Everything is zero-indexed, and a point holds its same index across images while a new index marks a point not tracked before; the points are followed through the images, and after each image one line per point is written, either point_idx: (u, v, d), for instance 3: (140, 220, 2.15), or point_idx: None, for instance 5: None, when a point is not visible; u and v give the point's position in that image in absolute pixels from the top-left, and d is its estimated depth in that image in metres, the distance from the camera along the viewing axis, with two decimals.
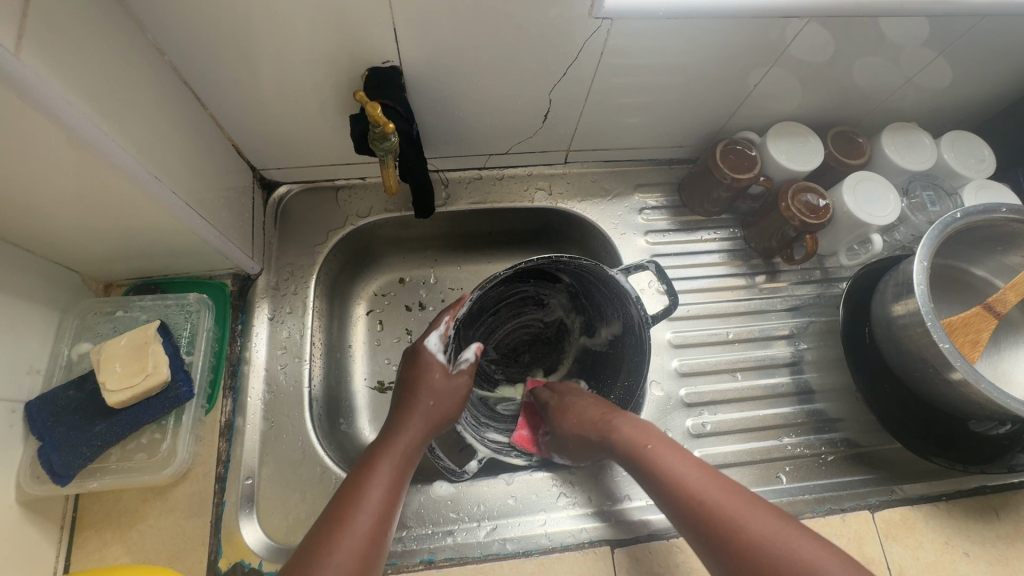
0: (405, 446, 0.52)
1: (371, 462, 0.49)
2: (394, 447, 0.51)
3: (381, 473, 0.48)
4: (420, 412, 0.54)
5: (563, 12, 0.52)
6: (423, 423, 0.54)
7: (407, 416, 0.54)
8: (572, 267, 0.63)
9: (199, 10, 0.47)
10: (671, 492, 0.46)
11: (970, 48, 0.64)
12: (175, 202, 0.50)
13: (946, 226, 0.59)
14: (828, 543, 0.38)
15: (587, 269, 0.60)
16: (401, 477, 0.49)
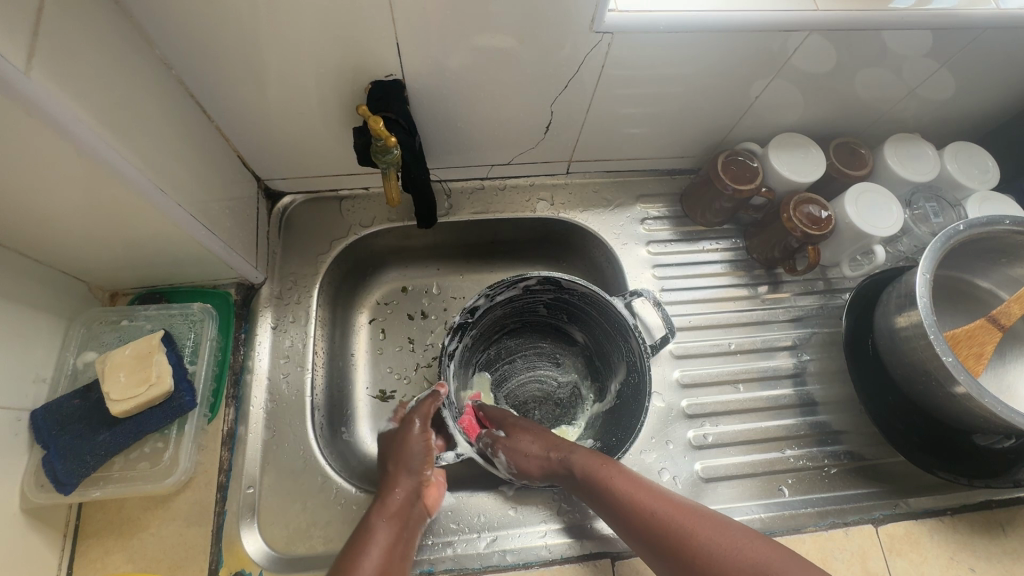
0: (397, 506, 0.53)
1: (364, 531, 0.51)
2: (384, 508, 0.53)
3: (375, 542, 0.50)
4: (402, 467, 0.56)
5: (565, 25, 0.53)
6: (406, 477, 0.56)
7: (393, 476, 0.56)
8: (579, 299, 0.67)
9: (206, 26, 0.48)
10: (622, 511, 0.51)
11: (972, 60, 0.64)
12: (181, 214, 0.50)
13: (949, 238, 0.59)
14: (761, 538, 0.45)
15: (588, 298, 0.65)
16: (395, 536, 0.51)
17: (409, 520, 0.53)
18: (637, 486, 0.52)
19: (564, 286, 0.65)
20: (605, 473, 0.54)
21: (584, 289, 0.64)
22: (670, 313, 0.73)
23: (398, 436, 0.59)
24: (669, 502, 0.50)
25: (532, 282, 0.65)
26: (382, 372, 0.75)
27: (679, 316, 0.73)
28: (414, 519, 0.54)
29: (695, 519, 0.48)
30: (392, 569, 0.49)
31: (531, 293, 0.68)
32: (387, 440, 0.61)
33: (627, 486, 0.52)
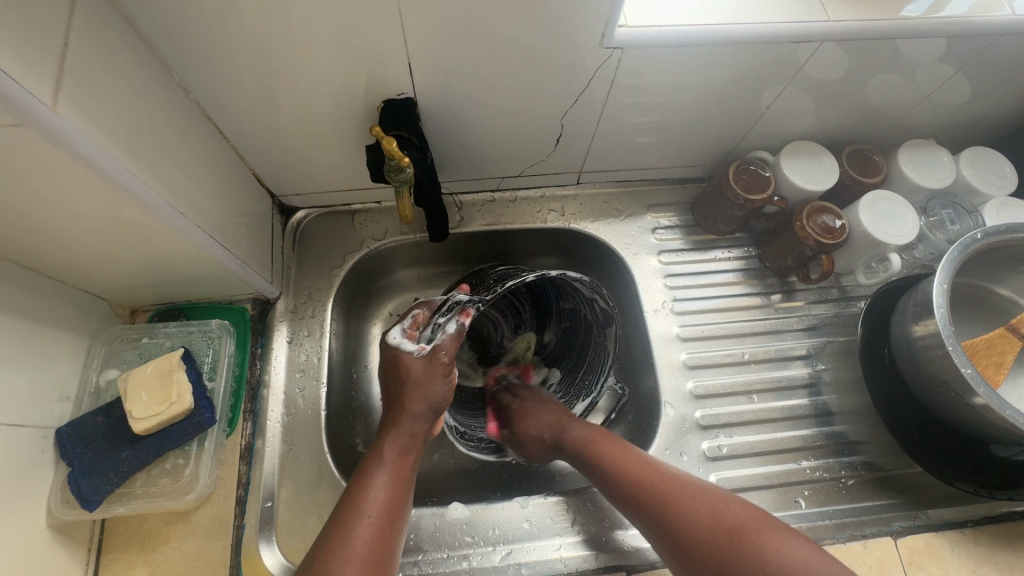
0: (400, 443, 0.54)
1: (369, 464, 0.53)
2: (389, 444, 0.54)
3: (380, 475, 0.52)
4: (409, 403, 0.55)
5: (575, 41, 0.53)
6: (413, 414, 0.55)
7: (394, 412, 0.56)
8: (595, 334, 0.68)
9: (223, 51, 0.49)
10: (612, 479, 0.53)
11: (988, 64, 0.63)
12: (199, 235, 0.51)
13: (967, 247, 0.58)
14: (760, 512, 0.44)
15: (600, 353, 0.68)
16: (401, 471, 0.53)
17: (411, 452, 0.55)
18: (625, 451, 0.54)
19: (609, 316, 0.63)
20: (605, 447, 0.56)
21: (606, 345, 0.67)
22: (683, 323, 0.73)
23: (410, 365, 0.54)
24: (649, 465, 0.52)
25: (595, 302, 0.63)
26: None
27: (691, 326, 0.73)
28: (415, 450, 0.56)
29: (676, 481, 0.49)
30: (399, 503, 0.51)
31: (575, 296, 0.65)
32: (398, 361, 0.55)
33: (618, 453, 0.54)
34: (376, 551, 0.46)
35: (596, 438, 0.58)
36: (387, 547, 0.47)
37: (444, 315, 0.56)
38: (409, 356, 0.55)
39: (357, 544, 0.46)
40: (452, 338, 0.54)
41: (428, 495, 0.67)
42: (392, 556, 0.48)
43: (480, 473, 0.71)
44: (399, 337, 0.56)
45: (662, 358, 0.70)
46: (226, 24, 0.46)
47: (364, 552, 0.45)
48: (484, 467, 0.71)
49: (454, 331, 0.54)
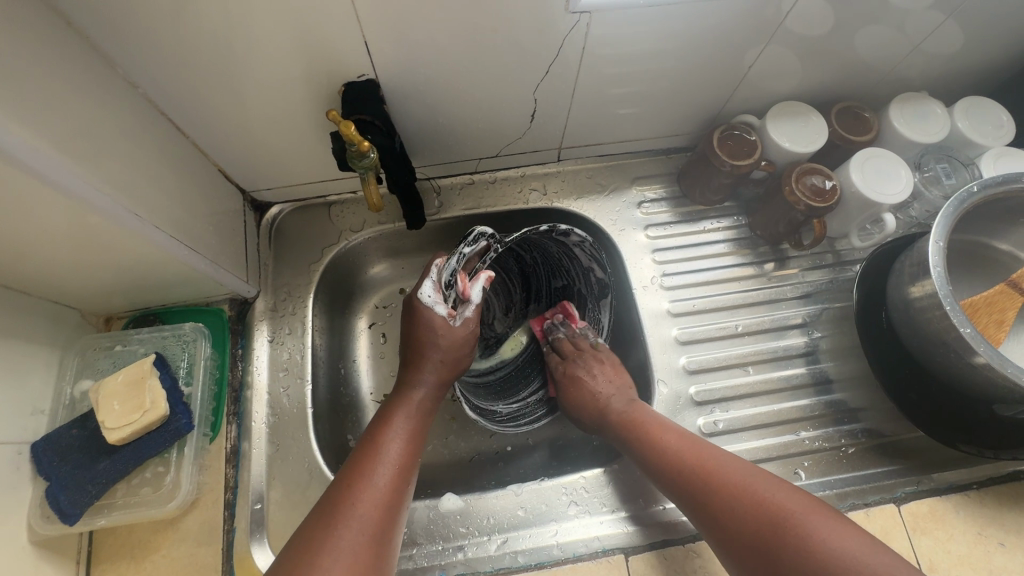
0: (418, 405, 0.56)
1: (388, 420, 0.55)
2: (407, 403, 0.56)
3: (399, 431, 0.53)
4: (431, 366, 0.57)
5: (539, 7, 0.50)
6: (434, 379, 0.58)
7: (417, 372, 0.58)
8: (588, 308, 0.71)
9: (166, 40, 0.46)
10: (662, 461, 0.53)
11: (982, 6, 0.60)
12: (160, 236, 0.49)
13: (964, 202, 0.56)
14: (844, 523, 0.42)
15: (595, 325, 0.71)
16: (416, 430, 0.55)
17: (426, 414, 0.57)
18: (681, 436, 0.55)
19: (604, 285, 0.66)
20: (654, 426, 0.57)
21: (600, 318, 0.70)
22: (673, 299, 0.71)
23: (440, 330, 0.56)
24: (705, 452, 0.52)
25: (590, 272, 0.65)
26: (383, 376, 0.74)
27: (682, 301, 0.71)
28: (428, 413, 0.58)
29: (732, 481, 0.48)
30: (414, 458, 0.53)
31: (572, 271, 0.67)
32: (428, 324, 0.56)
33: (675, 440, 0.54)
34: (395, 497, 0.49)
35: (651, 420, 0.58)
36: (403, 495, 0.50)
37: (470, 244, 0.53)
38: (442, 323, 0.55)
39: (380, 491, 0.48)
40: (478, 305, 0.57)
41: (423, 489, 0.67)
42: (406, 503, 0.50)
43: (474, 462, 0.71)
44: (431, 298, 0.55)
45: (653, 335, 0.69)
46: (164, 9, 0.43)
47: (386, 499, 0.48)
48: (479, 454, 0.72)
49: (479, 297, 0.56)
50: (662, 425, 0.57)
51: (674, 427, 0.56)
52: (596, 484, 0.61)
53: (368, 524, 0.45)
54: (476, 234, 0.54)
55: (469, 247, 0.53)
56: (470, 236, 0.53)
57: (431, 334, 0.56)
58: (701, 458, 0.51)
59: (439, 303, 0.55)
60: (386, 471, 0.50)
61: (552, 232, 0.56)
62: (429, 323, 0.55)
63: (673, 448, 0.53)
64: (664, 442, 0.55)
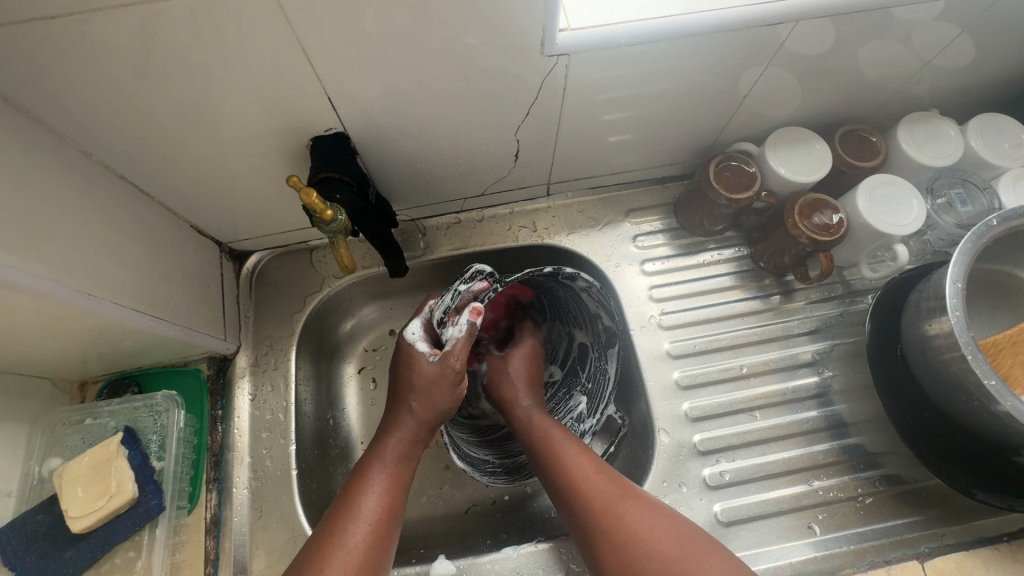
0: (397, 450, 0.53)
1: (365, 471, 0.51)
2: (385, 450, 0.52)
3: (376, 482, 0.50)
4: (412, 408, 0.53)
5: (514, 51, 0.47)
6: (415, 421, 0.54)
7: (397, 415, 0.54)
8: (593, 358, 0.65)
9: (117, 107, 0.44)
10: (561, 480, 0.50)
11: (994, 21, 0.56)
12: (118, 309, 0.47)
13: (982, 236, 0.52)
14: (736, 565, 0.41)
15: (600, 378, 0.64)
16: (397, 480, 0.51)
17: (409, 460, 0.53)
18: (593, 469, 0.50)
19: (612, 333, 0.61)
20: (557, 437, 0.54)
21: (606, 371, 0.63)
22: (672, 339, 0.67)
23: (421, 369, 0.52)
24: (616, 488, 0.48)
25: (598, 319, 0.61)
26: (375, 425, 0.71)
27: (682, 342, 0.67)
28: (412, 456, 0.54)
29: (630, 501, 0.46)
30: (396, 513, 0.49)
31: (578, 314, 0.64)
32: (409, 360, 0.52)
33: (574, 460, 0.51)
34: (369, 560, 0.45)
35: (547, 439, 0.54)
36: (379, 557, 0.46)
37: (466, 282, 0.49)
38: (425, 361, 0.52)
39: (351, 552, 0.45)
40: (464, 338, 0.50)
41: (415, 547, 0.64)
42: (384, 565, 0.46)
43: (472, 514, 0.68)
44: (415, 335, 0.52)
45: (653, 379, 0.65)
46: (107, 76, 0.41)
47: (357, 562, 0.44)
48: (475, 504, 0.68)
49: (466, 333, 0.50)
50: (565, 436, 0.54)
51: (575, 441, 0.53)
52: None
53: None
54: (473, 271, 0.50)
55: (465, 284, 0.50)
56: (467, 273, 0.49)
57: (415, 372, 0.53)
58: (600, 494, 0.47)
59: (422, 339, 0.52)
60: (359, 528, 0.46)
61: (558, 276, 0.54)
62: (412, 361, 0.52)
63: (583, 480, 0.49)
64: (564, 464, 0.51)
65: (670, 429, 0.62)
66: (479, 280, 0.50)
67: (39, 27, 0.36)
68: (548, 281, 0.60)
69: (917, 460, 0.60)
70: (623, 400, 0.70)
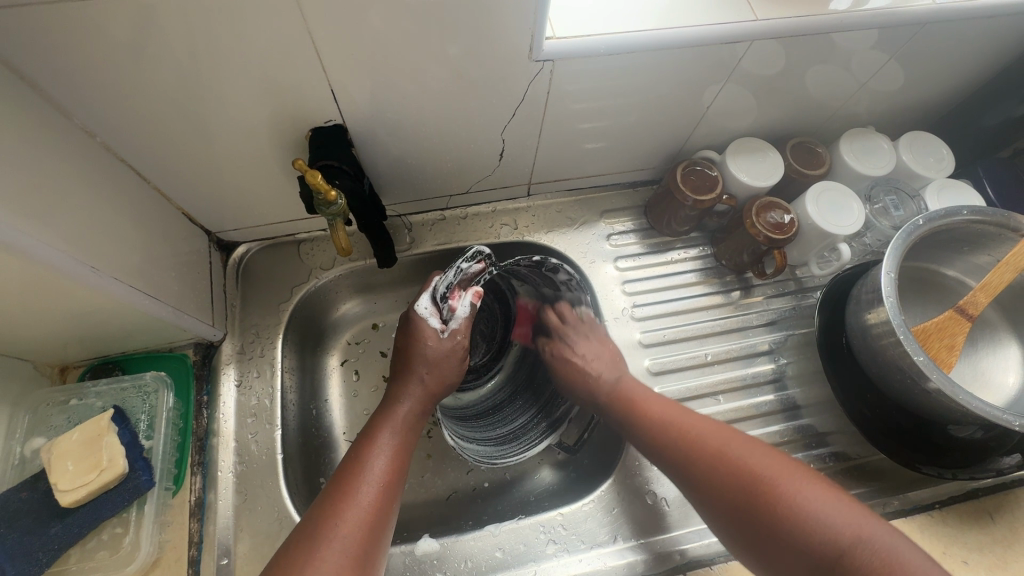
0: (407, 419, 0.56)
1: (374, 436, 0.54)
2: (395, 418, 0.56)
3: (385, 447, 0.53)
4: (423, 380, 0.57)
5: (504, 55, 0.52)
6: (424, 393, 0.58)
7: (406, 386, 0.57)
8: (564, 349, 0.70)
9: (125, 91, 0.46)
10: (658, 432, 0.58)
11: (919, 50, 0.64)
12: (112, 285, 0.48)
13: (911, 234, 0.59)
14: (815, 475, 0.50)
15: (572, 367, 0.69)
16: (404, 447, 0.55)
17: (414, 429, 0.57)
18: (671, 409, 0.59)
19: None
20: (639, 396, 0.62)
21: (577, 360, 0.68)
22: (644, 329, 0.72)
23: (429, 344, 0.57)
24: (724, 429, 0.55)
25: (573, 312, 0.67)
26: (358, 415, 0.72)
27: (652, 332, 0.72)
28: (417, 425, 0.57)
29: (711, 431, 0.56)
30: (400, 477, 0.52)
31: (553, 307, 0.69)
32: (418, 333, 0.57)
33: (666, 422, 0.58)
34: (379, 516, 0.48)
35: (639, 401, 0.61)
36: (386, 516, 0.49)
37: (467, 262, 0.55)
38: (433, 336, 0.57)
39: (362, 508, 0.48)
40: (467, 317, 0.58)
41: (398, 531, 0.65)
42: (389, 523, 0.50)
43: (452, 499, 0.70)
44: (426, 310, 0.57)
45: (626, 367, 0.70)
46: (117, 59, 0.43)
47: (367, 519, 0.47)
48: (456, 491, 0.70)
49: (470, 314, 0.58)
50: (653, 397, 0.61)
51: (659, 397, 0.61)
52: (572, 523, 0.61)
53: (351, 541, 0.46)
54: (473, 253, 0.55)
55: (467, 263, 0.55)
56: (467, 254, 0.55)
57: (424, 347, 0.57)
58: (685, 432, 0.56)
59: (432, 315, 0.57)
60: (371, 488, 0.49)
61: (544, 267, 0.60)
62: (422, 335, 0.57)
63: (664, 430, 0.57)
64: (656, 427, 0.58)
65: None
66: (477, 261, 0.55)
67: (59, 10, 0.38)
68: (530, 275, 0.65)
69: (862, 437, 0.66)
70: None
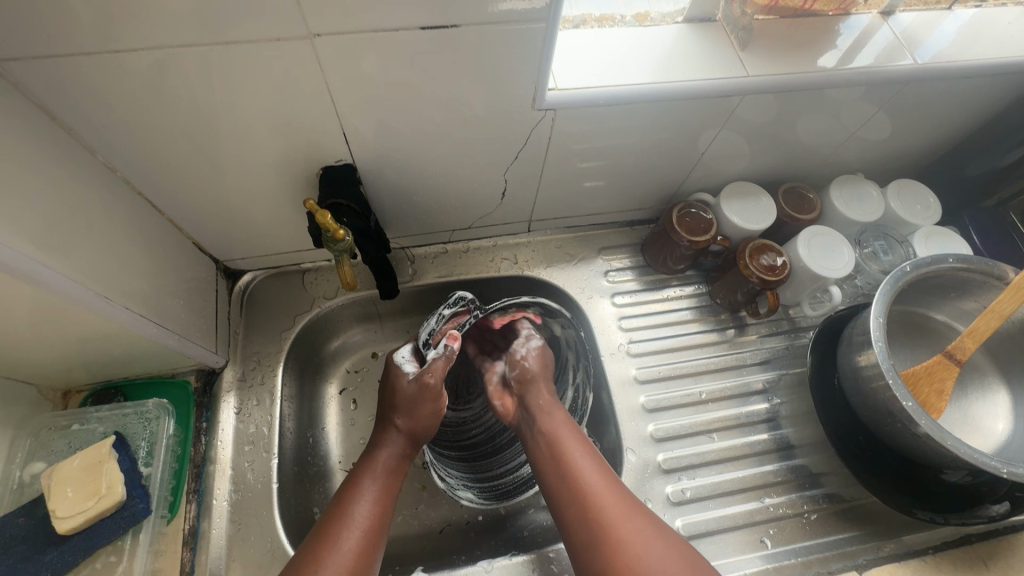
0: (387, 463, 0.56)
1: (355, 483, 0.54)
2: (375, 463, 0.55)
3: (366, 492, 0.53)
4: (397, 425, 0.58)
5: (509, 104, 0.55)
6: (403, 436, 0.58)
7: (385, 431, 0.58)
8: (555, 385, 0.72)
9: (147, 130, 0.48)
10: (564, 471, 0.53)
11: (904, 105, 0.67)
12: (121, 314, 0.50)
13: (898, 280, 0.61)
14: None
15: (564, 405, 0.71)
16: (387, 491, 0.54)
17: (398, 473, 0.56)
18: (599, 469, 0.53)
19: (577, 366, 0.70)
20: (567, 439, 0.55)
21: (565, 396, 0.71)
22: (639, 365, 0.73)
23: (402, 388, 0.59)
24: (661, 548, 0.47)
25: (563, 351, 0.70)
26: (355, 445, 0.73)
27: (648, 368, 0.73)
28: (400, 469, 0.57)
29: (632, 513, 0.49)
30: (384, 521, 0.52)
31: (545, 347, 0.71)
32: (396, 378, 0.60)
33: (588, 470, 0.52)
34: (360, 563, 0.48)
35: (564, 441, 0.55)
36: (368, 564, 0.49)
37: (450, 306, 0.63)
38: (406, 380, 0.59)
39: (344, 557, 0.47)
40: (443, 360, 0.58)
41: (391, 564, 0.65)
42: (373, 571, 0.49)
43: (445, 533, 0.70)
44: (403, 357, 0.61)
45: (622, 402, 0.70)
46: (141, 102, 0.46)
47: (348, 568, 0.47)
48: (449, 524, 0.70)
49: (444, 354, 0.58)
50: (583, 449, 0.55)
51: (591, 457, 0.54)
52: (565, 560, 0.61)
53: None
54: (456, 299, 0.64)
55: (450, 309, 0.63)
56: (450, 300, 0.64)
57: (398, 392, 0.59)
58: (597, 496, 0.50)
59: (410, 362, 0.61)
60: (352, 536, 0.49)
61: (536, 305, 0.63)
62: (398, 380, 0.59)
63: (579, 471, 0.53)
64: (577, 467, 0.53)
65: (636, 451, 0.67)
66: (459, 306, 0.63)
67: (91, 57, 0.41)
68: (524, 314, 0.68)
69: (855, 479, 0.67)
70: (594, 427, 0.74)
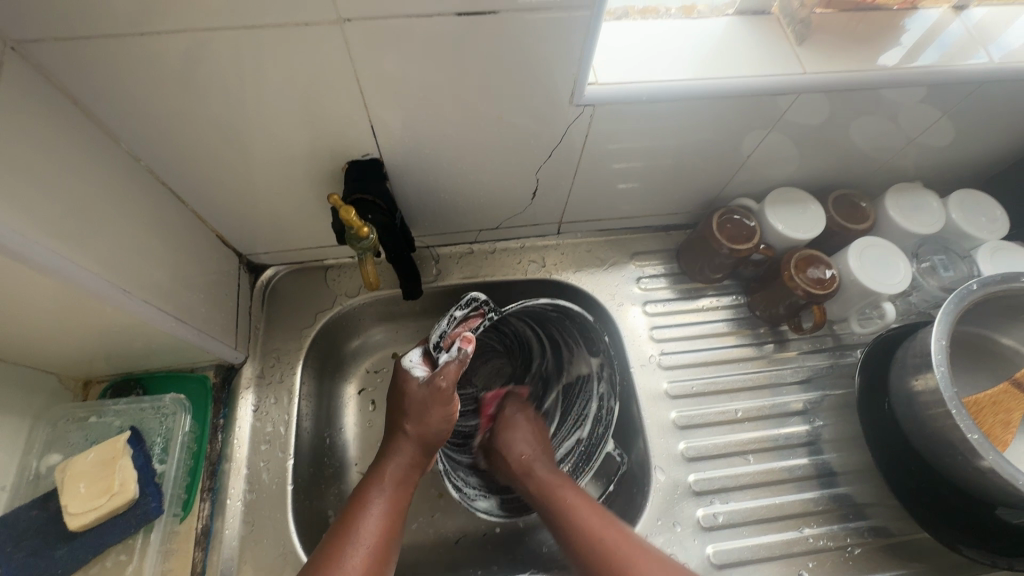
0: (396, 475, 0.54)
1: (363, 497, 0.53)
2: (383, 475, 0.54)
3: (373, 507, 0.51)
4: (406, 432, 0.55)
5: (545, 99, 0.52)
6: (412, 443, 0.56)
7: (394, 441, 0.56)
8: (578, 393, 0.69)
9: (171, 119, 0.47)
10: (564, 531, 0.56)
11: (973, 109, 0.62)
12: (141, 308, 0.48)
13: (964, 299, 0.56)
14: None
15: (586, 415, 0.67)
16: (394, 504, 0.53)
17: (406, 483, 0.55)
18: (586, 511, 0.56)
19: (600, 375, 0.66)
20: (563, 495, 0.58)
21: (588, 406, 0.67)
22: (671, 379, 0.69)
23: (413, 395, 0.55)
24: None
25: (581, 360, 0.67)
26: (372, 447, 0.70)
27: (680, 382, 0.69)
28: (411, 480, 0.55)
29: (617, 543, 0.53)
30: (394, 533, 0.51)
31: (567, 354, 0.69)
32: (405, 384, 0.55)
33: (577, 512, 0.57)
34: None
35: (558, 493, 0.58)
36: None
37: (461, 308, 0.54)
38: (416, 385, 0.54)
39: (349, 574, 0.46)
40: (456, 364, 0.53)
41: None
42: None
43: (460, 544, 0.67)
44: (412, 361, 0.56)
45: (652, 418, 0.67)
46: (166, 90, 0.44)
47: None
48: (465, 536, 0.68)
49: (457, 358, 0.52)
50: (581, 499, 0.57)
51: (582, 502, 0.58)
52: None
53: None
54: (469, 299, 0.55)
55: (461, 311, 0.55)
56: (463, 301, 0.55)
57: (407, 399, 0.55)
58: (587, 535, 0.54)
59: (419, 366, 0.56)
60: (357, 553, 0.48)
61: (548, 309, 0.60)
62: (405, 387, 0.55)
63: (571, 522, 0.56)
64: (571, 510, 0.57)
65: (666, 471, 0.64)
66: (472, 308, 0.55)
67: (115, 43, 0.39)
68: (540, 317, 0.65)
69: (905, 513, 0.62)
70: (622, 441, 0.70)
